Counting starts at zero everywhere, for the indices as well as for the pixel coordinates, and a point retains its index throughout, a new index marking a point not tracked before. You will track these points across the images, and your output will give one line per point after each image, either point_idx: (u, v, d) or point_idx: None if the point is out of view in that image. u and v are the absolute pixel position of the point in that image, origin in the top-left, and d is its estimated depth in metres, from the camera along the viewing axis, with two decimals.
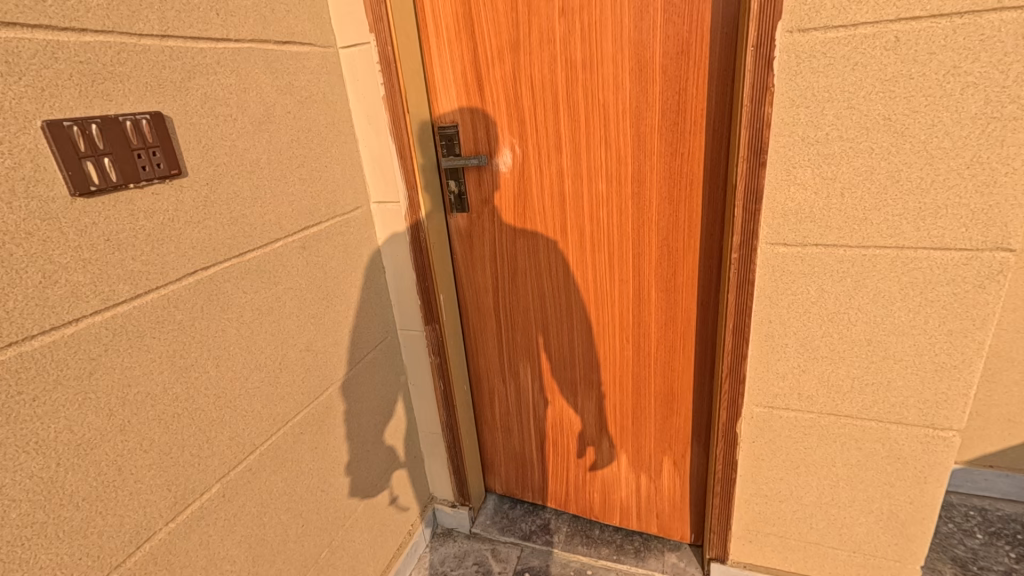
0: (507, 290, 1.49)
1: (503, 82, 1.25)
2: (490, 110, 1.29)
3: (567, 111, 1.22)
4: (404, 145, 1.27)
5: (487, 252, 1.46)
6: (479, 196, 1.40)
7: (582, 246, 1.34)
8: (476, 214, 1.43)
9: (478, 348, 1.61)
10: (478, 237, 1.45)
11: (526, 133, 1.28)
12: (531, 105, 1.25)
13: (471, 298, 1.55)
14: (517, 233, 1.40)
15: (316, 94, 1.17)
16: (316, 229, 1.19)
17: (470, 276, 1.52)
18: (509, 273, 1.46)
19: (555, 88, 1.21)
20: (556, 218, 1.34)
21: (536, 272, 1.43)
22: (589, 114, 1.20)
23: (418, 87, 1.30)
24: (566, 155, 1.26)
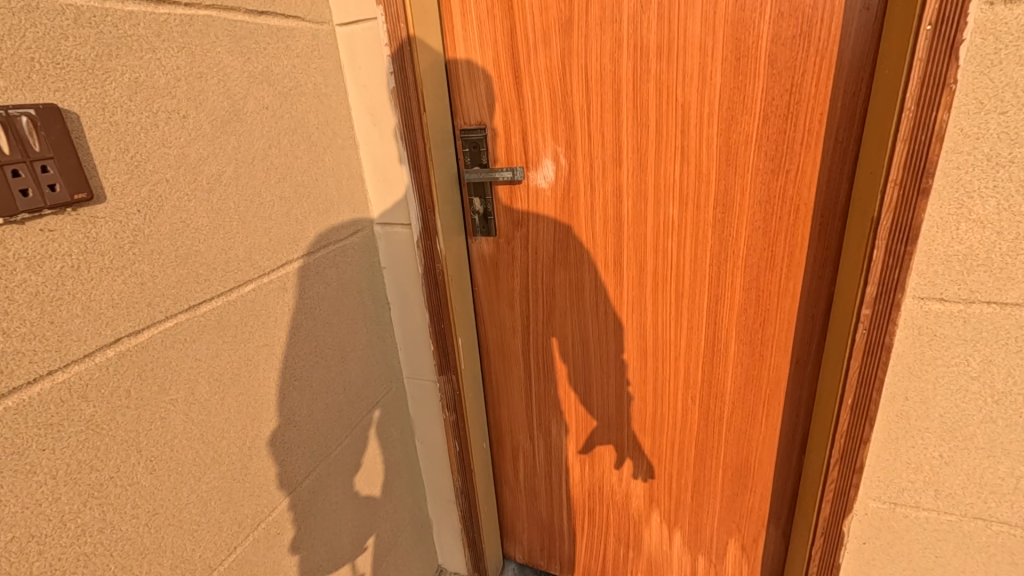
0: (540, 332, 1.21)
1: (548, 74, 0.97)
2: (530, 110, 1.01)
3: (632, 113, 0.94)
4: (418, 153, 0.99)
5: (517, 285, 1.18)
6: (510, 218, 1.12)
7: (640, 284, 1.06)
8: (505, 239, 1.15)
9: (501, 397, 1.33)
10: (506, 267, 1.17)
11: (575, 140, 1.00)
12: (583, 104, 0.97)
13: (495, 339, 1.27)
14: (557, 265, 1.12)
15: (305, 85, 0.89)
16: (303, 263, 0.91)
17: (494, 313, 1.23)
18: (544, 312, 1.18)
19: (618, 83, 0.93)
20: (609, 249, 1.06)
21: (579, 313, 1.15)
22: (663, 117, 0.92)
23: (438, 78, 1.01)
24: (628, 170, 0.98)
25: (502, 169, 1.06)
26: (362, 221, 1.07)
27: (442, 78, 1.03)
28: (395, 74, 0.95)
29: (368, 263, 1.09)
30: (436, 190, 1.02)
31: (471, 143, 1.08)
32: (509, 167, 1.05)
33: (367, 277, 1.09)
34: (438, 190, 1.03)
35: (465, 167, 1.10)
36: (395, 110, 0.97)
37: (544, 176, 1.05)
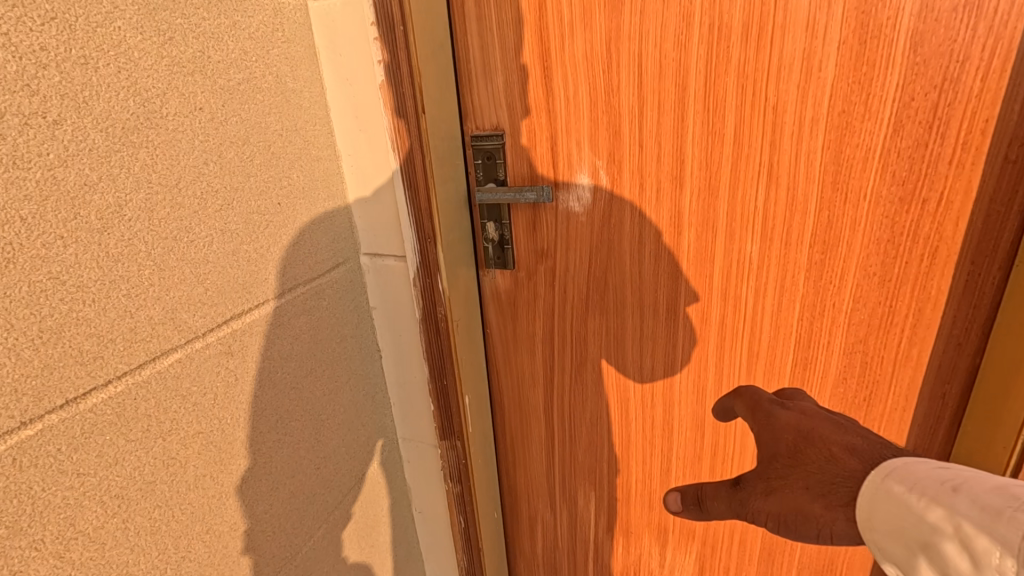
0: (568, 388, 0.97)
1: (587, 65, 0.73)
2: (562, 113, 0.77)
3: (700, 119, 0.70)
4: (416, 170, 0.76)
5: (540, 330, 0.95)
6: (532, 248, 0.89)
7: (700, 338, 0.82)
8: (526, 274, 0.91)
9: (517, 460, 1.09)
10: (526, 307, 0.94)
11: (621, 153, 0.76)
12: (634, 106, 0.73)
13: (510, 392, 1.03)
14: (590, 308, 0.89)
15: (264, 78, 0.66)
16: (260, 316, 0.68)
17: (510, 361, 1.00)
18: (573, 363, 0.95)
19: (683, 77, 0.69)
20: (660, 292, 0.82)
21: (618, 368, 0.91)
22: (744, 124, 0.68)
23: (441, 71, 0.77)
24: (691, 193, 0.74)
25: (524, 188, 0.82)
26: (345, 254, 0.84)
27: (449, 70, 0.79)
28: (384, 67, 0.71)
29: (353, 305, 0.86)
30: (438, 215, 0.79)
31: (484, 154, 0.84)
32: (533, 186, 0.82)
33: (351, 323, 0.86)
34: (442, 216, 0.80)
35: (476, 184, 0.87)
36: (384, 113, 0.74)
37: (578, 197, 0.82)
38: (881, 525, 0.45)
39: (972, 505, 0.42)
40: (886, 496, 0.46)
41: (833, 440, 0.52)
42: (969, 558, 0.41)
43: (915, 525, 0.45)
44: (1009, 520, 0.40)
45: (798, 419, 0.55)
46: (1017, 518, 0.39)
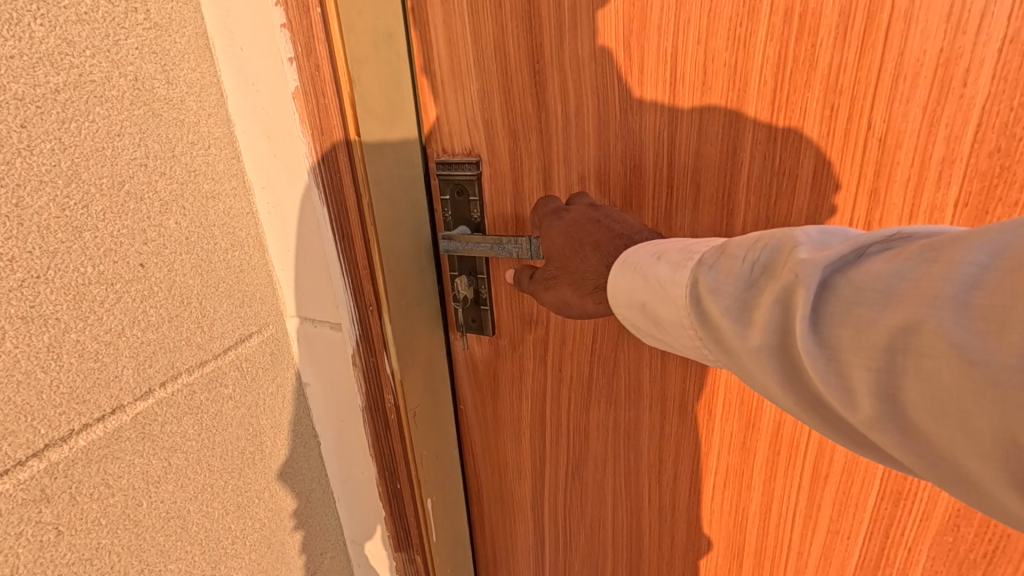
0: (563, 488, 0.75)
1: (598, 70, 0.51)
2: (560, 136, 0.55)
3: (762, 153, 0.47)
4: (349, 214, 0.53)
5: (527, 414, 0.72)
6: (519, 311, 0.66)
7: (747, 446, 0.60)
8: (509, 343, 0.69)
9: (497, 564, 0.87)
10: (510, 384, 0.72)
11: (641, 195, 0.54)
12: (665, 130, 0.51)
13: (490, 484, 0.81)
14: (594, 393, 0.67)
15: (110, 83, 0.44)
16: (108, 433, 0.47)
17: (490, 448, 0.78)
18: (569, 460, 0.73)
19: (739, 92, 0.46)
20: (691, 378, 0.60)
21: (629, 472, 0.69)
22: (831, 163, 0.45)
23: (391, 74, 0.55)
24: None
25: (504, 237, 0.60)
26: (262, 319, 0.62)
27: (404, 73, 0.57)
28: (301, 68, 0.49)
29: (275, 384, 0.65)
30: (383, 274, 0.57)
31: (453, 187, 0.62)
32: (516, 236, 0.59)
33: (272, 408, 0.65)
34: (390, 276, 0.58)
35: (443, 226, 0.65)
36: (303, 134, 0.52)
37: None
38: (617, 304, 0.50)
39: (664, 263, 0.45)
40: (616, 276, 0.48)
41: (589, 233, 0.52)
42: (665, 305, 0.44)
43: (634, 288, 0.47)
44: (687, 267, 0.43)
45: (565, 225, 0.53)
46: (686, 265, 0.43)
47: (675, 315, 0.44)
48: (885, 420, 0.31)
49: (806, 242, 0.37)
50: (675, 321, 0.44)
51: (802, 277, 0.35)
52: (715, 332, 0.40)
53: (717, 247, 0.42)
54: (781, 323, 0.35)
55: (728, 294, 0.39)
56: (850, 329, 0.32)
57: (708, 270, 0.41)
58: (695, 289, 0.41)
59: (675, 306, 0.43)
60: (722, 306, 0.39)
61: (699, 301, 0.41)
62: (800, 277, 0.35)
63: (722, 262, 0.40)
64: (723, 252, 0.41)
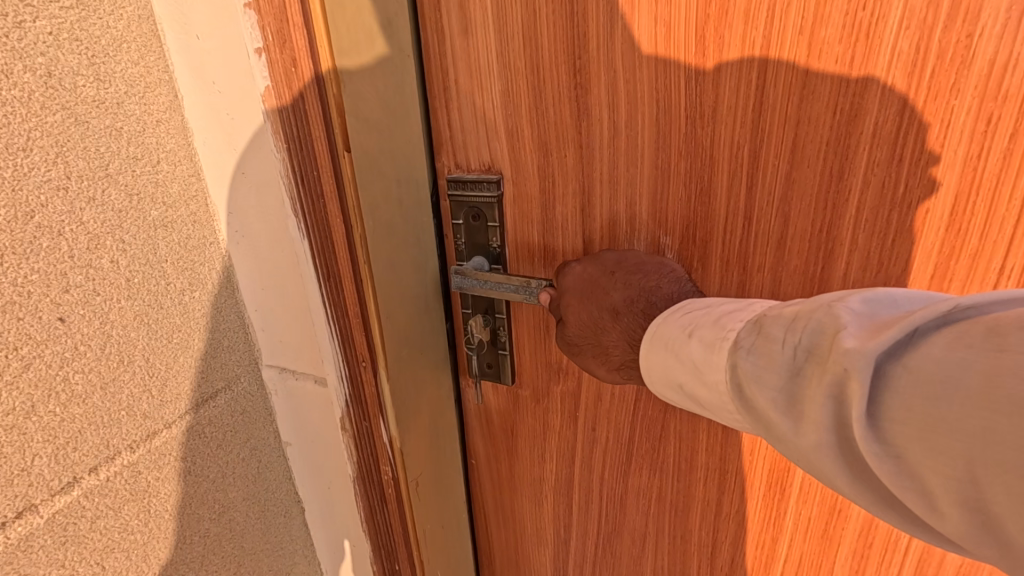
0: (591, 561, 0.63)
1: (660, 68, 0.41)
2: (606, 151, 0.44)
3: (880, 178, 0.37)
4: (336, 250, 0.42)
5: (551, 478, 0.61)
6: (544, 358, 0.55)
7: (828, 534, 0.48)
8: (531, 395, 0.58)
9: None
10: (531, 442, 0.60)
11: (711, 226, 0.43)
12: (746, 147, 0.40)
13: (504, 550, 0.69)
14: (635, 458, 0.55)
15: (13, 78, 0.32)
16: (12, 545, 0.35)
17: (505, 511, 0.66)
18: (600, 531, 0.61)
19: (854, 98, 0.36)
20: (760, 450, 0.49)
21: (674, 551, 0.57)
22: (974, 194, 0.35)
23: (393, 72, 0.44)
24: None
25: (533, 279, 0.49)
26: (229, 373, 0.50)
27: (408, 70, 0.46)
28: (273, 61, 0.37)
29: (246, 448, 0.53)
30: (379, 323, 0.45)
31: (467, 210, 0.51)
32: (546, 278, 0.49)
33: (244, 477, 0.53)
34: (387, 324, 0.46)
35: (453, 255, 0.53)
36: (276, 148, 0.40)
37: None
38: (654, 381, 0.42)
39: (697, 341, 0.38)
40: (647, 354, 0.42)
41: (606, 293, 0.45)
42: (705, 388, 0.38)
43: (666, 367, 0.40)
44: (721, 347, 0.36)
45: (579, 278, 0.46)
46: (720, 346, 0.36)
47: (718, 401, 0.37)
48: (979, 540, 0.24)
49: (853, 317, 0.30)
50: (718, 406, 0.37)
51: (851, 367, 0.28)
52: (763, 426, 0.33)
53: (752, 320, 0.35)
54: (837, 424, 0.28)
55: (769, 382, 0.32)
56: (918, 431, 0.25)
57: (744, 352, 0.34)
58: (732, 374, 0.35)
59: (712, 389, 0.36)
60: (764, 397, 0.32)
61: (738, 388, 0.34)
62: (849, 370, 0.28)
63: (759, 342, 0.33)
64: (759, 330, 0.34)
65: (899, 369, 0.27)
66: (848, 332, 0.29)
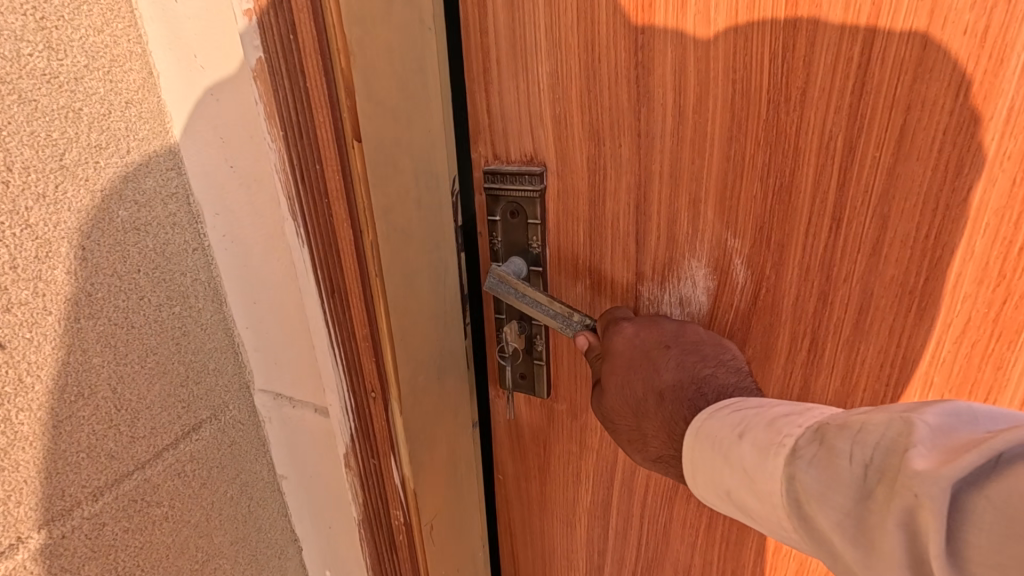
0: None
1: (738, 43, 0.35)
2: (670, 141, 0.39)
3: (1011, 174, 0.31)
4: (342, 260, 0.34)
5: (586, 502, 0.54)
6: (583, 372, 0.48)
7: None
8: (567, 410, 0.51)
9: None
10: (563, 462, 0.54)
11: (792, 225, 0.37)
12: (841, 135, 0.34)
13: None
14: (682, 484, 0.48)
15: None
16: None
17: (532, 534, 0.60)
18: (639, 560, 0.54)
19: (986, 78, 0.30)
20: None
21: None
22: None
23: (414, 45, 0.36)
24: (944, 331, 0.35)
25: (576, 311, 0.43)
26: (215, 401, 0.43)
27: (434, 44, 0.38)
28: (264, 26, 0.29)
29: (235, 485, 0.46)
30: (392, 349, 0.38)
31: (505, 206, 0.45)
32: (589, 317, 0.43)
33: (233, 520, 0.46)
34: (401, 348, 0.39)
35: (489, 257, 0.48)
36: (269, 136, 0.32)
37: (680, 301, 0.43)
38: (701, 484, 0.36)
39: (747, 443, 0.31)
40: (691, 451, 0.36)
41: (658, 370, 0.40)
42: (758, 499, 0.31)
43: (713, 469, 0.34)
44: (777, 454, 0.29)
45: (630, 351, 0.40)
46: (773, 453, 0.30)
47: (774, 516, 0.30)
48: None
49: (926, 431, 0.24)
50: (777, 525, 0.30)
51: (927, 497, 0.22)
52: (832, 558, 0.26)
53: (814, 423, 0.29)
54: (913, 565, 0.22)
55: (834, 506, 0.26)
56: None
57: (804, 463, 0.28)
58: (791, 489, 0.28)
59: (769, 501, 0.30)
60: (830, 520, 0.26)
61: (800, 509, 0.28)
62: (922, 499, 0.22)
63: (821, 454, 0.27)
64: (820, 438, 0.28)
65: (984, 505, 0.21)
66: (921, 452, 0.23)
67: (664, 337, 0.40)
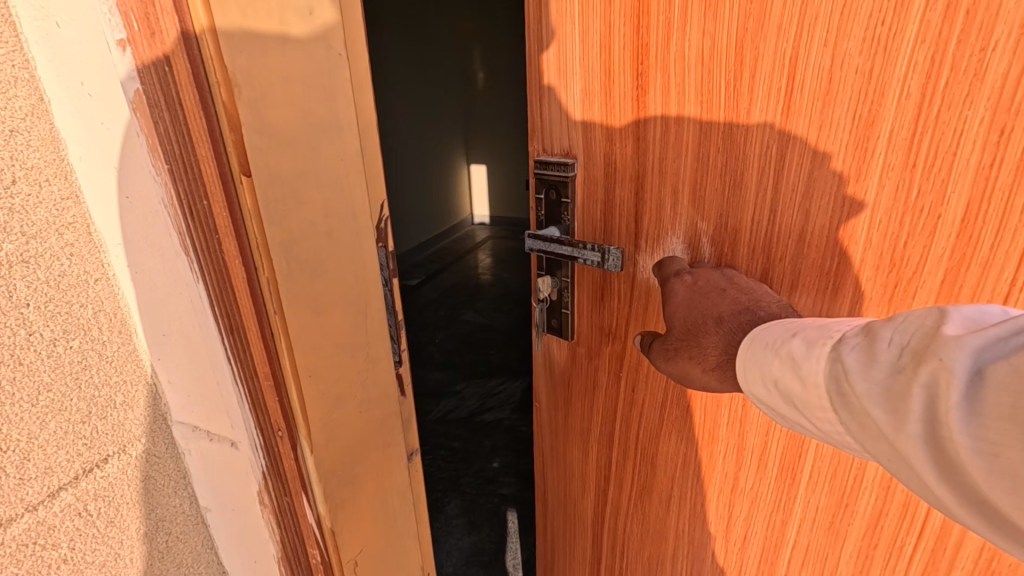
0: (623, 513, 0.66)
1: (705, 75, 0.43)
2: (657, 142, 0.48)
3: (896, 181, 0.37)
4: (237, 296, 0.33)
5: (597, 432, 0.64)
6: (599, 322, 0.58)
7: (835, 528, 0.48)
8: (585, 353, 0.61)
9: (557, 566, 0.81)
10: (583, 395, 0.64)
11: (740, 216, 0.45)
12: (774, 146, 0.42)
13: (554, 492, 0.75)
14: (665, 424, 0.57)
15: None
16: None
17: (559, 453, 0.71)
18: (633, 485, 0.63)
19: (872, 106, 0.36)
20: (775, 431, 0.48)
21: (694, 515, 0.59)
22: (987, 203, 0.34)
23: (320, 71, 0.34)
24: (854, 303, 0.41)
25: (600, 244, 0.54)
26: (123, 436, 0.41)
27: (347, 70, 0.37)
28: (141, 57, 0.28)
29: (149, 521, 0.44)
30: (295, 388, 0.36)
31: (546, 189, 0.58)
32: (621, 249, 0.52)
33: (145, 557, 0.44)
34: (311, 384, 0.38)
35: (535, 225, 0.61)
36: (156, 168, 0.31)
37: None
38: (743, 386, 0.40)
39: (797, 340, 0.36)
40: (739, 356, 0.40)
41: (715, 304, 0.44)
42: (798, 389, 0.36)
43: (756, 366, 0.38)
44: (823, 344, 0.35)
45: (688, 289, 0.45)
46: (820, 345, 0.35)
47: (814, 400, 0.35)
48: None
49: (955, 317, 0.29)
50: (813, 408, 0.35)
51: (951, 358, 0.28)
52: (864, 424, 0.32)
53: (861, 325, 0.34)
54: (935, 416, 0.28)
55: (870, 380, 0.31)
56: (1016, 423, 0.25)
57: (847, 349, 0.33)
58: (832, 374, 0.33)
59: (809, 388, 0.35)
60: (863, 389, 0.31)
61: (840, 389, 0.33)
62: (947, 361, 0.28)
63: (865, 343, 0.32)
64: (866, 332, 0.33)
65: (1001, 364, 0.26)
66: (952, 329, 0.29)
67: (726, 282, 0.44)
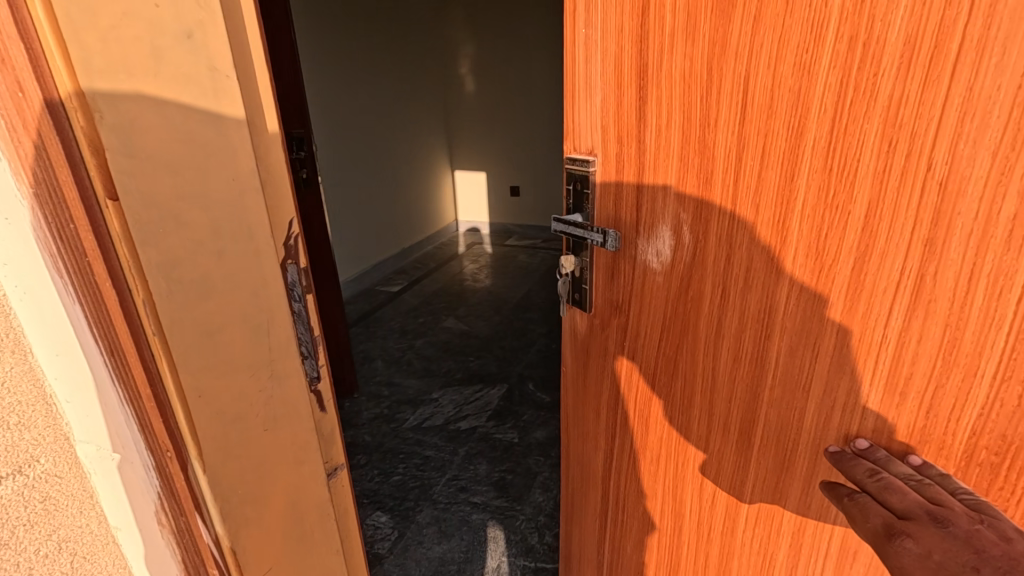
0: (624, 472, 0.67)
1: (687, 90, 0.46)
2: (651, 145, 0.50)
3: (818, 183, 0.41)
4: (114, 320, 0.33)
5: (607, 397, 0.66)
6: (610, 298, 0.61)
7: (778, 487, 0.51)
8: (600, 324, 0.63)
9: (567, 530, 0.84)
10: (600, 361, 0.65)
11: (709, 209, 0.48)
12: (732, 148, 0.44)
13: (576, 453, 0.75)
14: (658, 389, 0.59)
15: None
16: None
17: (579, 416, 0.72)
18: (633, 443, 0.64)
19: (800, 117, 0.40)
20: (736, 397, 0.52)
21: (672, 480, 0.61)
22: (883, 204, 0.38)
23: (200, 91, 0.34)
24: (790, 291, 0.45)
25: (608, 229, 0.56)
26: (17, 458, 0.35)
27: (237, 88, 0.37)
28: None
29: (50, 544, 0.38)
30: (181, 407, 0.37)
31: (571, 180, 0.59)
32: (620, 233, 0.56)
33: None
34: (200, 405, 0.38)
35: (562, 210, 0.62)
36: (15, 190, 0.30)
37: (657, 252, 0.54)
38: None
39: None
40: None
41: None
42: None
43: None
44: None
45: (925, 570, 0.38)
46: None
47: None
48: None
49: None
50: None
51: None
52: None
53: None
54: None
55: None
56: None
57: None
58: None
59: None
60: None
61: None
62: None
63: None
64: None
65: None
66: None
67: (967, 552, 0.37)
